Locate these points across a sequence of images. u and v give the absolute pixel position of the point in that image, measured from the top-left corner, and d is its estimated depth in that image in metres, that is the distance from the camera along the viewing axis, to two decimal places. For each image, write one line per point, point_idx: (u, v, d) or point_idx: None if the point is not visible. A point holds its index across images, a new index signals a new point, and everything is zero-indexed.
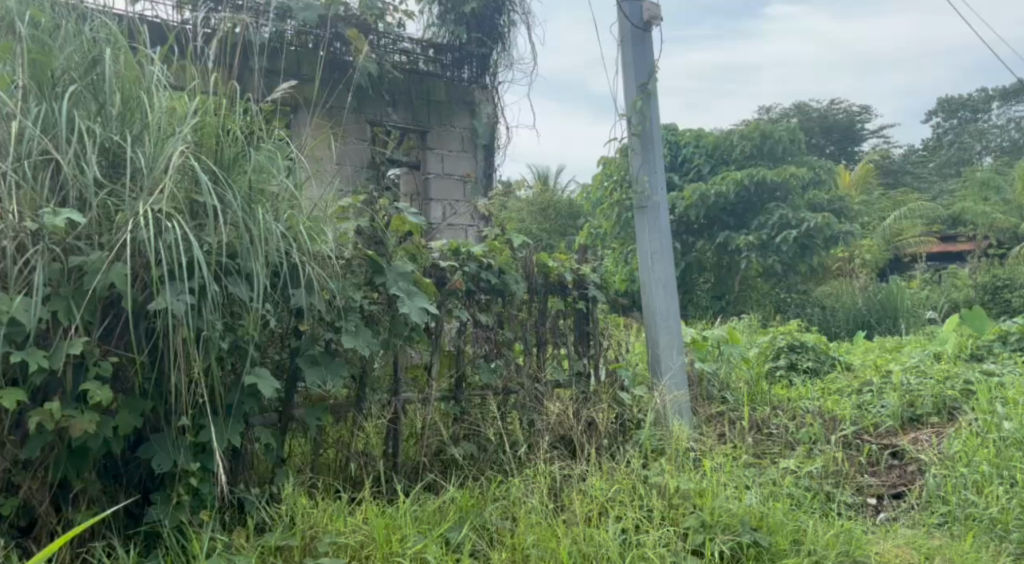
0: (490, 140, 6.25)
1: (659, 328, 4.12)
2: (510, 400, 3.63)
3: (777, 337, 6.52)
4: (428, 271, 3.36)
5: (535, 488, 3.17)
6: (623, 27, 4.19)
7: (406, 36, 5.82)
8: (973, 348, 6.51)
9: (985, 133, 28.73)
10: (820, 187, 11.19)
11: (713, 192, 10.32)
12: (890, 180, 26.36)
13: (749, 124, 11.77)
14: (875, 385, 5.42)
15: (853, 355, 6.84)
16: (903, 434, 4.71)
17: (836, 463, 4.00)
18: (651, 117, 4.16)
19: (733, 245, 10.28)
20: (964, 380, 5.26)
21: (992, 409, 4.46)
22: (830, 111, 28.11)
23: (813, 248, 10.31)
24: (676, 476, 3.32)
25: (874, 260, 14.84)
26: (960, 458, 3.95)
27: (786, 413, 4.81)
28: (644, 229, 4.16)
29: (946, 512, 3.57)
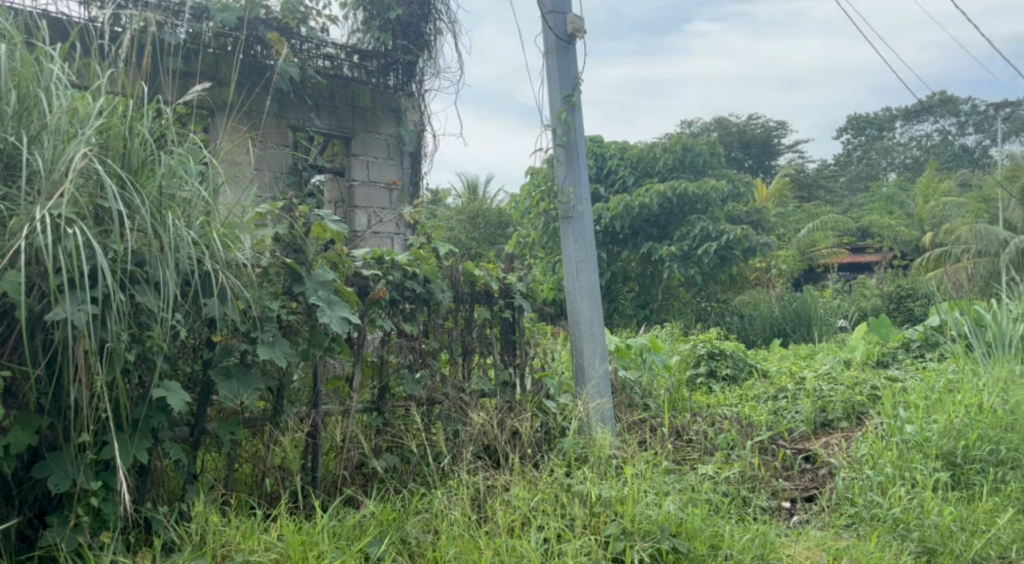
0: (416, 147, 6.20)
1: (584, 337, 4.15)
2: (434, 410, 3.59)
3: (697, 345, 6.67)
4: (350, 280, 3.29)
5: (457, 499, 3.15)
6: (547, 38, 4.22)
7: (329, 41, 5.74)
8: (879, 355, 6.83)
9: (890, 151, 30.32)
10: (739, 199, 11.56)
11: (637, 203, 10.52)
12: (805, 194, 27.38)
13: (671, 136, 12.06)
14: (789, 391, 5.62)
15: (770, 362, 7.08)
16: (814, 439, 4.89)
17: (751, 467, 4.12)
18: (576, 128, 4.20)
19: (656, 255, 10.51)
20: (871, 386, 5.51)
21: (895, 413, 4.67)
22: (748, 126, 29.11)
23: (732, 259, 10.62)
24: (598, 484, 3.35)
25: (791, 269, 15.38)
26: (867, 461, 4.11)
27: (706, 420, 4.92)
28: (568, 238, 4.19)
29: (853, 513, 3.73)
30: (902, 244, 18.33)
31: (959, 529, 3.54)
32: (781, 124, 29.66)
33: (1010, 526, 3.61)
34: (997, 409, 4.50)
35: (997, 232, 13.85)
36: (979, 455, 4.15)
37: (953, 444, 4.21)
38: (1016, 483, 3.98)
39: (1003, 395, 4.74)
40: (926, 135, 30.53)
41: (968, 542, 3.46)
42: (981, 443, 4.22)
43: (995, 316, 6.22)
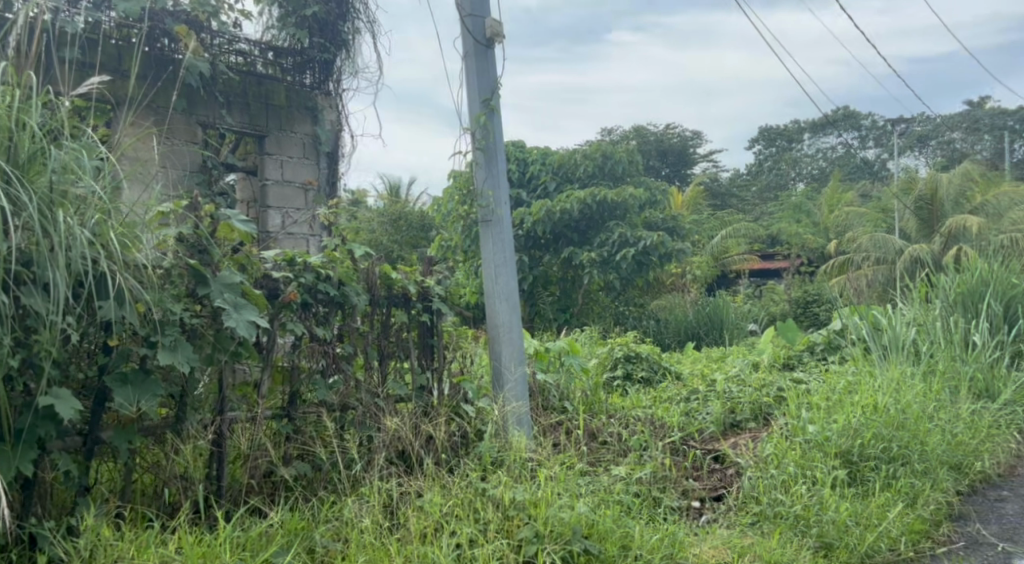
0: (333, 148, 6.08)
1: (502, 341, 4.15)
2: (347, 416, 3.51)
3: (614, 348, 6.78)
4: (260, 283, 3.19)
5: (368, 507, 3.10)
6: (466, 42, 4.21)
7: (242, 36, 5.59)
8: (786, 358, 7.11)
9: (797, 162, 31.67)
10: (655, 206, 11.82)
11: (557, 209, 10.61)
12: (719, 202, 28.27)
13: (591, 143, 12.24)
14: (700, 393, 5.78)
15: (683, 365, 7.26)
16: (722, 439, 5.05)
17: (663, 468, 4.21)
18: (495, 132, 4.20)
19: (577, 260, 10.63)
20: (777, 388, 5.74)
21: (799, 414, 4.87)
22: (666, 136, 29.87)
23: (649, 264, 10.85)
24: (511, 488, 3.35)
25: (705, 275, 15.84)
26: (772, 461, 4.26)
27: (621, 421, 5.00)
28: (488, 241, 4.18)
29: (757, 512, 3.85)
30: (808, 251, 19.17)
31: (854, 524, 3.73)
32: (696, 134, 30.55)
33: (899, 520, 3.82)
34: (891, 409, 4.74)
35: (894, 241, 14.62)
36: (873, 453, 4.38)
37: (850, 443, 4.41)
38: (905, 479, 4.22)
39: (896, 396, 5.00)
40: (831, 148, 32.04)
41: (861, 536, 3.65)
42: (876, 442, 4.45)
43: (890, 321, 6.56)
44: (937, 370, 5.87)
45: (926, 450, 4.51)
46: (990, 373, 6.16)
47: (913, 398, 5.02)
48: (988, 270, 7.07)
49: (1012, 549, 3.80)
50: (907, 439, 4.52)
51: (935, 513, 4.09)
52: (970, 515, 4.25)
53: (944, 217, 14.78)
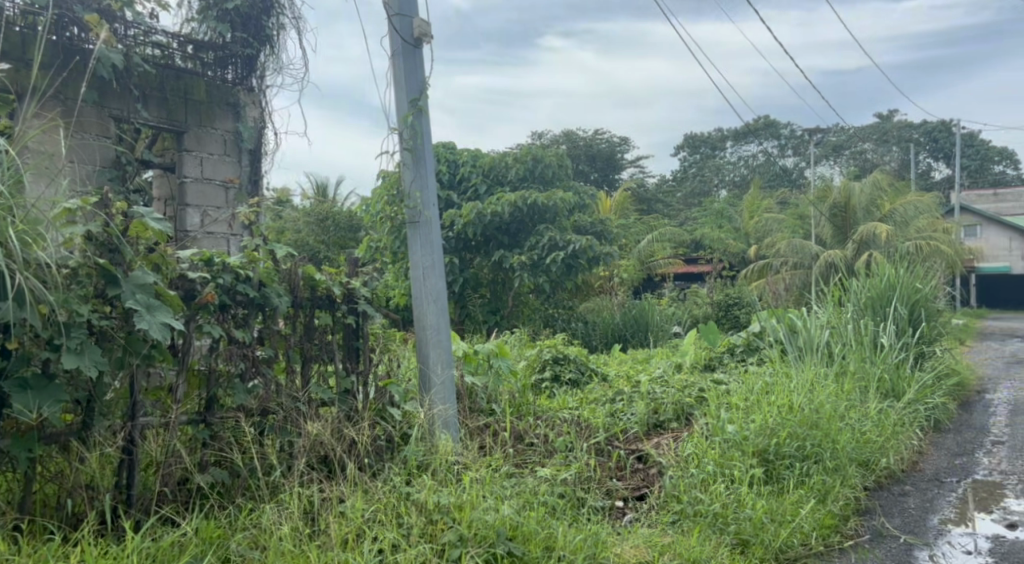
0: (256, 145, 5.91)
1: (430, 343, 4.10)
2: (267, 421, 3.42)
3: (542, 350, 6.81)
4: (175, 283, 3.07)
5: (288, 513, 3.03)
6: (394, 41, 4.16)
7: (159, 28, 5.37)
8: (708, 360, 7.29)
9: (720, 169, 32.58)
10: (584, 210, 11.95)
11: (488, 211, 10.59)
12: (646, 207, 28.80)
13: (521, 146, 12.28)
14: (626, 394, 5.87)
15: (609, 366, 7.36)
16: (646, 439, 5.14)
17: (587, 469, 4.25)
18: (423, 133, 4.17)
19: (507, 263, 10.66)
20: (699, 388, 5.89)
21: (718, 414, 5.00)
22: (595, 141, 30.26)
23: (578, 267, 10.97)
24: (436, 492, 3.33)
25: (632, 279, 16.10)
26: (692, 460, 4.35)
27: (547, 423, 5.03)
28: (416, 243, 4.13)
29: (678, 510, 3.93)
30: (730, 256, 19.73)
31: (770, 520, 3.86)
32: (624, 139, 31.06)
33: (810, 516, 3.98)
34: (805, 409, 4.92)
35: (811, 246, 15.20)
36: (788, 452, 4.53)
37: (767, 442, 4.54)
38: (817, 476, 4.39)
39: (811, 397, 5.19)
40: (753, 156, 33.08)
41: (776, 532, 3.78)
42: (790, 441, 4.60)
43: (805, 324, 6.82)
44: (849, 371, 6.12)
45: (837, 448, 4.70)
46: (897, 374, 6.47)
47: (826, 398, 5.22)
48: (896, 276, 7.44)
49: (914, 541, 3.99)
50: (820, 437, 4.69)
51: (844, 508, 4.27)
52: (876, 510, 4.45)
53: (856, 224, 15.45)
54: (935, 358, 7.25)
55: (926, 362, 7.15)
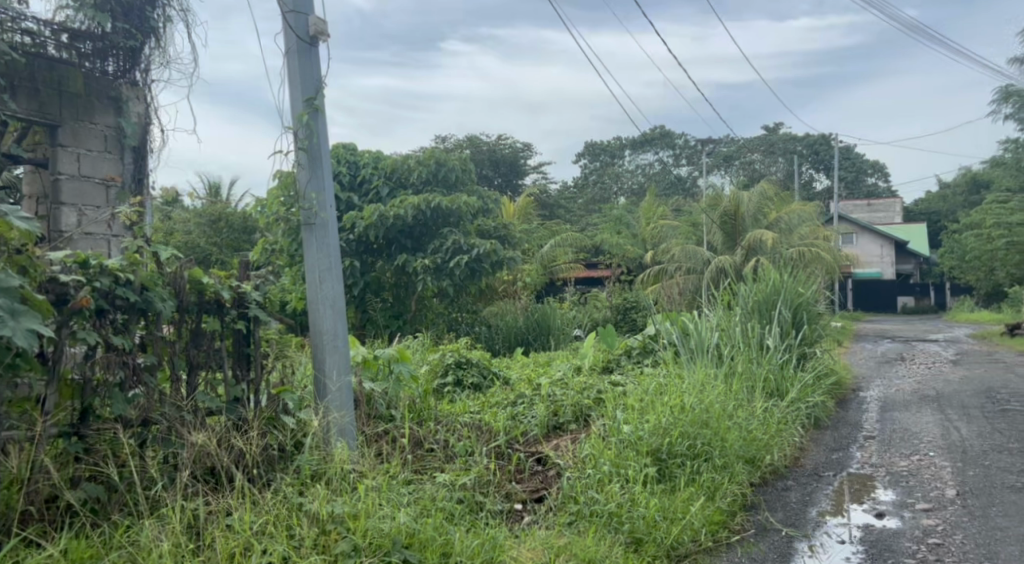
0: (140, 142, 5.57)
1: (326, 349, 3.97)
2: (148, 432, 3.24)
3: (445, 355, 6.78)
4: (45, 287, 2.88)
5: (169, 528, 2.89)
6: (288, 38, 4.03)
7: (30, 14, 5.01)
8: (606, 362, 7.44)
9: (619, 176, 33.46)
10: (488, 214, 12.00)
11: (391, 214, 10.42)
12: (548, 213, 29.20)
13: (424, 148, 12.20)
14: (527, 397, 5.91)
15: (512, 369, 7.41)
16: (545, 442, 5.19)
17: (486, 472, 4.24)
18: (319, 133, 4.05)
19: (409, 267, 10.54)
20: (597, 390, 6.01)
21: (615, 415, 5.10)
22: (498, 146, 30.41)
23: (481, 271, 10.98)
24: (329, 501, 3.26)
25: (534, 283, 16.27)
26: (589, 460, 4.42)
27: (448, 428, 4.99)
28: (312, 245, 4.01)
29: (575, 511, 3.98)
30: (628, 261, 20.29)
31: (661, 518, 3.97)
32: (527, 145, 31.39)
33: (700, 512, 4.11)
34: (696, 409, 5.08)
35: (703, 252, 15.81)
36: (680, 451, 4.67)
37: (660, 441, 4.67)
38: (707, 474, 4.56)
39: (701, 397, 5.37)
40: (650, 164, 34.12)
41: (667, 530, 3.90)
42: (682, 440, 4.75)
43: (697, 327, 7.06)
44: (737, 371, 6.39)
45: (725, 446, 4.90)
46: (781, 374, 6.81)
47: (716, 398, 5.42)
48: (780, 280, 7.84)
49: (794, 533, 4.20)
50: (710, 436, 4.87)
51: (731, 504, 4.44)
52: (760, 504, 4.66)
53: (744, 231, 16.19)
54: (816, 358, 7.68)
55: (808, 362, 7.55)
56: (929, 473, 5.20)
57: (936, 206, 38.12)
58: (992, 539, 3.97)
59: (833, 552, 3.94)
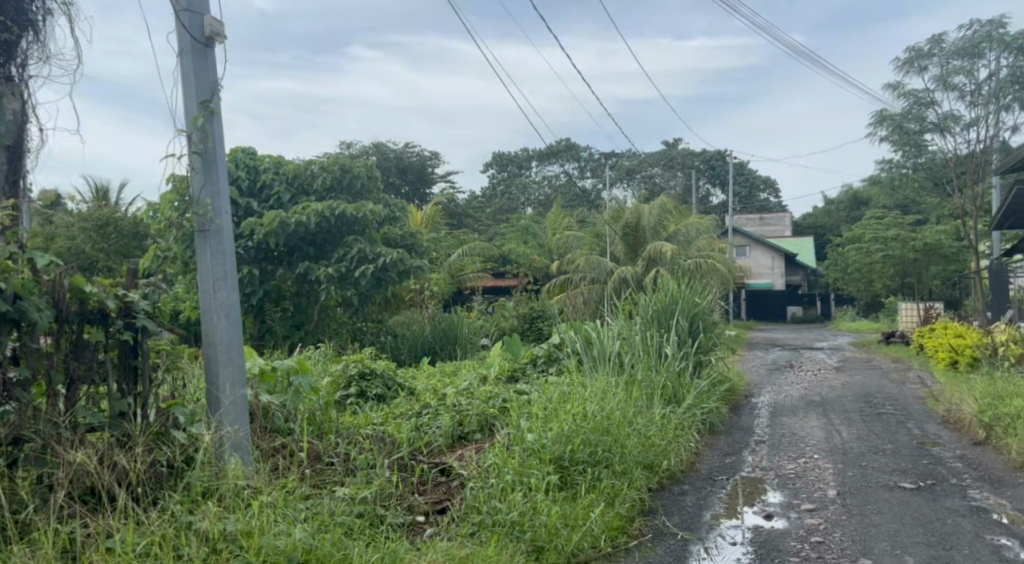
0: (16, 142, 4.55)
1: (220, 361, 3.82)
2: (20, 450, 3.10)
3: (348, 365, 6.64)
4: None
5: (40, 554, 2.73)
6: (181, 38, 3.87)
7: None
8: (511, 371, 7.47)
9: (526, 187, 33.84)
10: (394, 223, 11.89)
11: (292, 221, 10.09)
12: (456, 222, 29.21)
13: (328, 154, 11.96)
14: (432, 407, 5.86)
15: (417, 380, 7.34)
16: (448, 452, 5.18)
17: (388, 485, 4.18)
18: (215, 137, 3.90)
19: (312, 276, 10.30)
20: (503, 399, 6.04)
21: (519, 424, 5.12)
22: (405, 154, 30.20)
23: (387, 280, 10.80)
24: (221, 519, 3.15)
25: (442, 292, 16.19)
26: (493, 470, 4.43)
27: (349, 442, 4.88)
28: (205, 253, 3.85)
29: (477, 521, 3.97)
30: (535, 270, 20.54)
31: (563, 525, 4.03)
32: (435, 154, 31.30)
33: (600, 519, 4.20)
34: (597, 416, 5.17)
35: (606, 263, 16.16)
36: (581, 458, 4.75)
37: (563, 449, 4.73)
38: (607, 480, 4.65)
39: (603, 404, 5.48)
40: (556, 176, 34.67)
41: (568, 537, 3.96)
42: (584, 447, 4.83)
43: (600, 335, 7.22)
44: (637, 379, 6.55)
45: (625, 452, 5.02)
46: (678, 382, 7.03)
47: (616, 405, 5.53)
48: (678, 291, 8.11)
49: (689, 536, 4.34)
50: (610, 443, 4.97)
51: (630, 510, 4.55)
52: (658, 509, 4.79)
53: (645, 243, 16.66)
54: (711, 366, 7.99)
55: (704, 370, 7.83)
56: (813, 475, 5.49)
57: (821, 221, 40.40)
58: (867, 536, 4.22)
59: (724, 553, 4.09)
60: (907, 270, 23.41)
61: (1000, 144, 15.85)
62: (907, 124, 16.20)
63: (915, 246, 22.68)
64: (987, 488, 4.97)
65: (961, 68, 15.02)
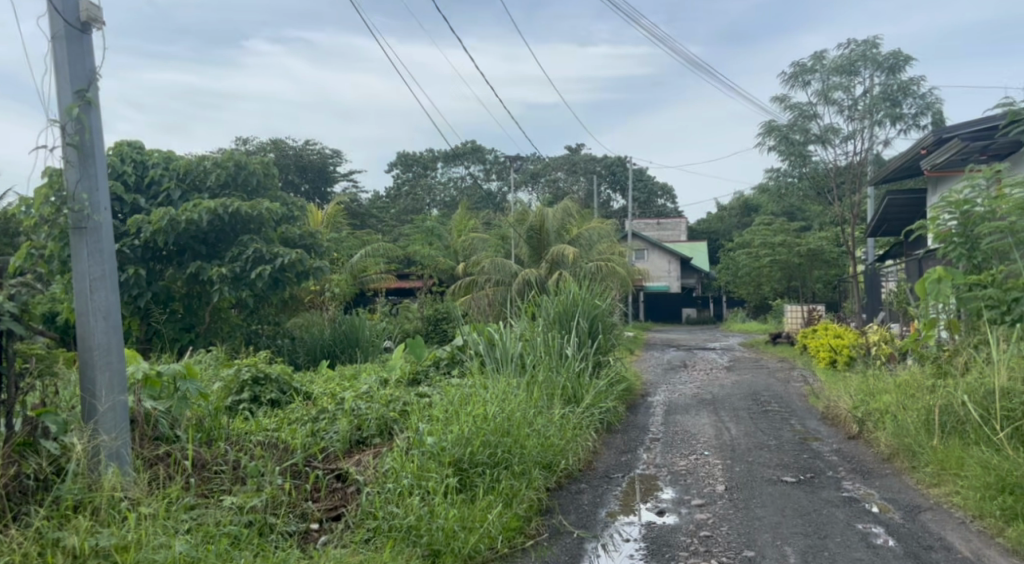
0: None
1: (97, 366, 3.60)
2: None
3: (241, 369, 6.39)
4: None
5: None
6: (54, 22, 3.63)
7: None
8: (413, 374, 7.37)
9: (431, 189, 33.66)
10: (293, 222, 11.56)
11: (183, 219, 9.64)
12: (358, 222, 28.72)
13: (223, 150, 11.51)
14: (328, 412, 5.72)
15: (314, 384, 7.16)
16: (345, 458, 5.07)
17: (279, 492, 4.04)
18: (92, 128, 3.68)
19: (204, 276, 9.88)
20: (402, 402, 5.97)
21: (418, 427, 5.05)
22: (305, 152, 29.47)
23: (285, 281, 10.50)
24: (93, 535, 3.03)
25: (344, 293, 15.87)
26: (391, 474, 4.36)
27: (240, 449, 4.70)
28: (81, 251, 3.63)
29: (373, 527, 3.90)
30: (439, 272, 20.43)
31: (459, 528, 4.02)
32: (336, 152, 30.66)
33: (497, 520, 4.21)
34: (497, 418, 5.17)
35: (511, 265, 16.24)
36: (481, 460, 4.74)
37: (462, 451, 4.71)
38: (506, 481, 4.67)
39: (503, 406, 5.49)
40: (461, 177, 34.65)
41: (465, 539, 3.96)
42: (483, 449, 4.83)
43: (502, 337, 7.25)
44: (537, 380, 6.61)
45: (524, 452, 5.06)
46: (577, 382, 7.15)
47: (517, 407, 5.56)
48: (578, 293, 8.25)
49: (585, 534, 4.41)
50: (509, 444, 4.99)
51: (528, 510, 4.60)
52: (555, 508, 4.85)
53: (548, 245, 16.86)
54: (609, 366, 8.16)
55: (602, 371, 7.98)
56: (703, 471, 5.69)
57: (715, 227, 42.09)
58: (751, 528, 4.40)
59: (619, 550, 4.18)
60: (792, 274, 24.69)
61: (875, 157, 16.92)
62: (792, 135, 16.98)
63: (800, 251, 23.80)
64: (859, 479, 5.28)
65: (840, 84, 15.92)
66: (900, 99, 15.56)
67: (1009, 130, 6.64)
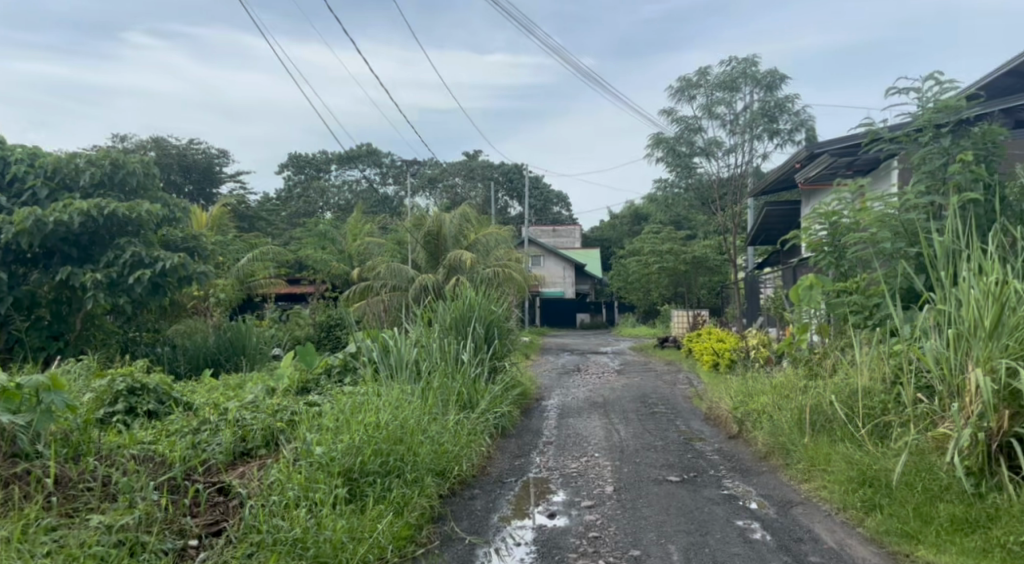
0: None
1: None
2: None
3: (115, 380, 6.00)
4: None
5: None
6: None
7: None
8: (303, 383, 7.15)
9: (326, 191, 32.80)
10: (175, 224, 10.99)
11: (51, 220, 9.00)
12: (246, 225, 27.72)
13: (98, 147, 10.85)
14: (211, 423, 5.46)
15: (196, 394, 6.81)
16: (228, 471, 4.85)
17: (154, 510, 3.81)
18: None
19: (75, 282, 9.26)
20: (291, 411, 5.76)
21: (306, 437, 4.88)
22: (189, 151, 28.16)
23: (165, 286, 9.98)
24: None
25: (230, 298, 15.23)
26: (276, 486, 4.21)
27: (110, 464, 4.40)
28: None
29: (256, 541, 3.75)
30: (331, 276, 19.96)
31: (348, 539, 3.94)
32: (223, 152, 29.43)
33: (387, 529, 4.15)
34: (390, 425, 5.09)
35: (407, 270, 16.10)
36: (371, 469, 4.65)
37: (352, 461, 4.59)
38: (397, 490, 4.60)
39: (396, 413, 5.41)
40: (356, 181, 34.16)
41: (353, 551, 3.89)
42: (375, 457, 4.74)
43: (397, 343, 7.17)
44: (432, 386, 6.56)
45: (416, 460, 5.01)
46: (471, 388, 7.15)
47: (410, 414, 5.49)
48: (474, 299, 8.23)
49: (476, 540, 4.40)
50: (401, 452, 4.93)
51: (419, 517, 4.54)
52: (447, 515, 4.82)
53: (445, 251, 16.82)
54: (504, 372, 8.20)
55: (497, 376, 8.02)
56: (593, 473, 5.79)
57: (607, 234, 43.22)
58: (637, 528, 4.52)
59: (511, 554, 4.20)
60: (679, 280, 25.64)
61: (754, 169, 17.82)
62: (679, 147, 17.68)
63: (686, 258, 24.77)
64: (738, 477, 5.51)
65: (723, 100, 16.68)
66: (777, 115, 16.48)
67: (871, 148, 7.11)
